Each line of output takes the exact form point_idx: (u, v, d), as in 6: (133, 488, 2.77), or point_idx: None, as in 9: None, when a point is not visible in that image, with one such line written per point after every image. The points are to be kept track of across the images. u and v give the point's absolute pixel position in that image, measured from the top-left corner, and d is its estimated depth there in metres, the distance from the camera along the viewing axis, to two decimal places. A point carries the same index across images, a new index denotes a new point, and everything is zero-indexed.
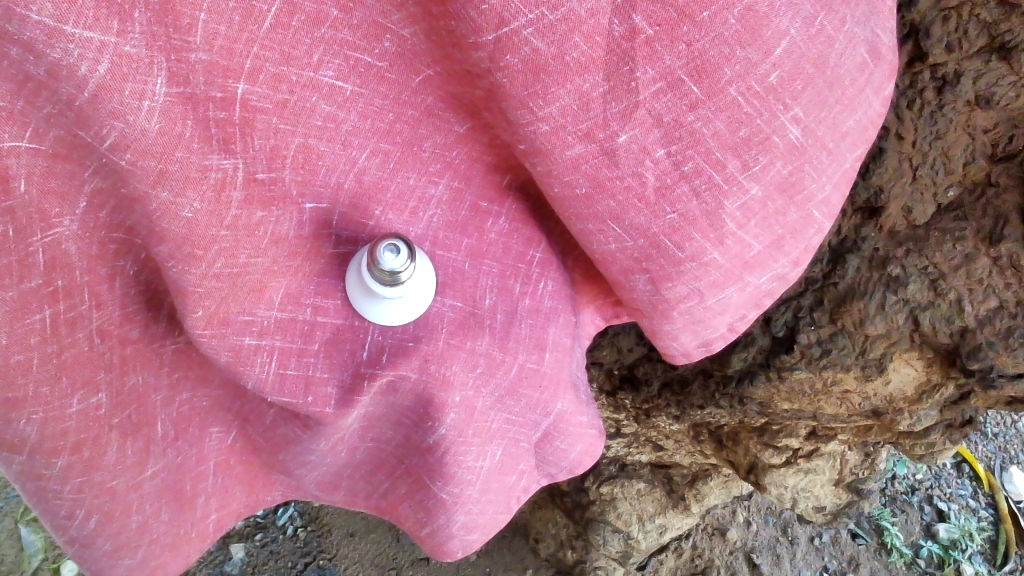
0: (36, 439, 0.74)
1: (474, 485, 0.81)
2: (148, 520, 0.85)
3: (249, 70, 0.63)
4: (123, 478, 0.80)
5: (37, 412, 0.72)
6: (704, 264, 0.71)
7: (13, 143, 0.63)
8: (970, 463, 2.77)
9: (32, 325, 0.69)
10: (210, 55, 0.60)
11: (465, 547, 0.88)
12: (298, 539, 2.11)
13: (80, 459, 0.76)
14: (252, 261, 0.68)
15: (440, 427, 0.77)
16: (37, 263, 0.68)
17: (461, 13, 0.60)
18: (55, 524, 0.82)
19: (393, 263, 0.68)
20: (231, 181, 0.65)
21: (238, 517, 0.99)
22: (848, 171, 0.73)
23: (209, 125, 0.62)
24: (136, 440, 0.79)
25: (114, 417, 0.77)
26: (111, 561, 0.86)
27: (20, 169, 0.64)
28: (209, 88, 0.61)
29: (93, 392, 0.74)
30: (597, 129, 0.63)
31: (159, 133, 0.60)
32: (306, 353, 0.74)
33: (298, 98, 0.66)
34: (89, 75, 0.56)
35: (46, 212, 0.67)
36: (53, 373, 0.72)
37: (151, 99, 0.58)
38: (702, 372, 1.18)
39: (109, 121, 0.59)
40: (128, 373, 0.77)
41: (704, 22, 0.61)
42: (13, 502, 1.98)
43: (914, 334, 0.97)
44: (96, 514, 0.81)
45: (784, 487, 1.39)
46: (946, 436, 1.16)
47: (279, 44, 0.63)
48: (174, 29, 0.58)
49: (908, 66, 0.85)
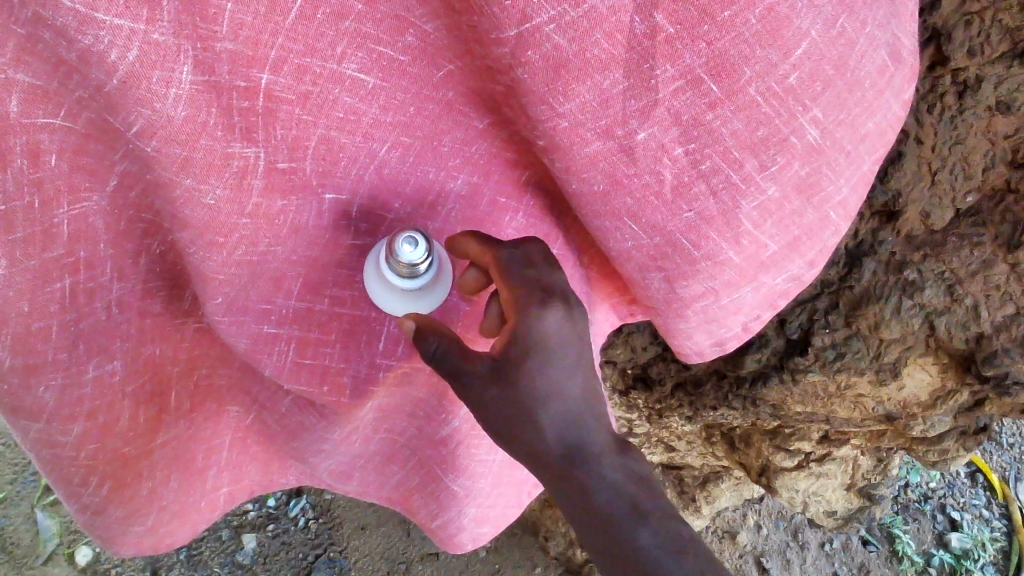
0: (54, 406, 0.76)
1: (486, 477, 0.87)
2: (157, 487, 0.87)
3: (274, 61, 0.63)
4: (135, 445, 0.83)
5: (56, 378, 0.74)
6: (719, 264, 0.71)
7: (47, 120, 0.64)
8: (984, 474, 2.75)
9: (52, 293, 0.70)
10: (236, 45, 0.61)
11: (475, 539, 0.93)
12: (309, 531, 2.07)
13: (96, 425, 0.79)
14: (272, 250, 0.70)
15: (452, 420, 0.83)
16: (61, 234, 0.68)
17: (483, 9, 0.60)
18: (68, 492, 0.84)
19: (411, 252, 0.68)
20: (252, 170, 0.66)
21: (251, 495, 1.00)
22: (866, 173, 0.73)
23: (232, 113, 0.63)
24: (149, 408, 0.82)
25: (128, 384, 0.79)
26: (122, 528, 0.89)
27: (52, 144, 0.65)
28: (233, 77, 0.62)
29: (108, 360, 0.76)
30: (616, 125, 0.64)
31: (184, 121, 0.62)
32: (323, 343, 0.76)
33: (321, 90, 0.65)
34: (119, 62, 0.58)
35: (76, 186, 0.67)
36: (71, 341, 0.73)
37: (177, 87, 0.60)
38: (716, 373, 1.19)
39: (137, 107, 0.60)
40: (145, 344, 0.78)
41: (726, 21, 0.61)
42: (29, 487, 1.88)
43: (929, 339, 0.98)
44: (109, 480, 0.84)
45: (795, 490, 1.41)
46: (959, 444, 1.16)
47: (304, 35, 0.63)
48: (200, 19, 0.59)
49: (929, 70, 0.84)
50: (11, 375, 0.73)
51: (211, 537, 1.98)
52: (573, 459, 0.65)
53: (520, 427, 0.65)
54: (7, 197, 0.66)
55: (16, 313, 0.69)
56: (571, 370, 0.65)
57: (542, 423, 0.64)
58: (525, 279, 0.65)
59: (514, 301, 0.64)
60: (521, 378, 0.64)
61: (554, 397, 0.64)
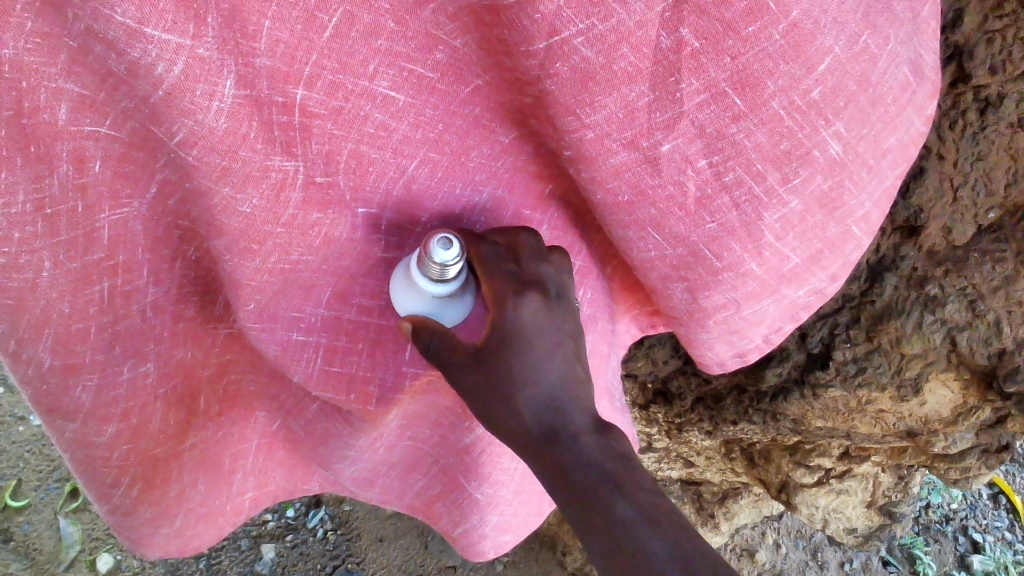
0: (90, 405, 0.78)
1: (508, 485, 0.90)
2: (185, 489, 0.90)
3: (308, 77, 0.63)
4: (165, 446, 0.85)
5: (92, 379, 0.76)
6: (741, 274, 0.73)
7: (93, 129, 0.65)
8: (1007, 495, 2.74)
9: (91, 295, 0.72)
10: (273, 61, 0.62)
11: (496, 547, 0.95)
12: (327, 542, 2.08)
13: (128, 426, 0.81)
14: (303, 259, 0.72)
15: (475, 429, 0.86)
16: (101, 238, 0.70)
17: (513, 23, 0.61)
18: (100, 493, 0.87)
19: (445, 254, 0.65)
20: (290, 183, 0.67)
21: (277, 500, 1.03)
22: (888, 188, 0.74)
23: (272, 128, 0.65)
24: (179, 411, 0.84)
25: (160, 387, 0.81)
26: (151, 529, 0.92)
27: (97, 152, 0.66)
28: (273, 92, 0.63)
29: (142, 362, 0.78)
30: (642, 137, 0.66)
31: (225, 132, 0.63)
32: (351, 350, 0.79)
33: (353, 106, 0.66)
34: (165, 74, 0.59)
35: (117, 192, 0.69)
36: (107, 342, 0.75)
37: (218, 100, 0.61)
38: (736, 388, 1.19)
39: (180, 117, 0.62)
40: (176, 347, 0.80)
41: (750, 36, 0.62)
42: (52, 493, 1.84)
43: (951, 355, 1.00)
44: (140, 480, 0.87)
45: (815, 507, 1.42)
46: (981, 461, 1.18)
47: (338, 53, 0.63)
48: (240, 35, 0.60)
49: (951, 86, 0.85)
50: (50, 375, 0.75)
51: (231, 548, 1.97)
52: (553, 437, 0.65)
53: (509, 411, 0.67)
54: (52, 201, 0.67)
55: (58, 314, 0.72)
56: (549, 360, 0.67)
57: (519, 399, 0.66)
58: (505, 274, 0.68)
59: (492, 295, 0.68)
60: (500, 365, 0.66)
61: (534, 376, 0.66)
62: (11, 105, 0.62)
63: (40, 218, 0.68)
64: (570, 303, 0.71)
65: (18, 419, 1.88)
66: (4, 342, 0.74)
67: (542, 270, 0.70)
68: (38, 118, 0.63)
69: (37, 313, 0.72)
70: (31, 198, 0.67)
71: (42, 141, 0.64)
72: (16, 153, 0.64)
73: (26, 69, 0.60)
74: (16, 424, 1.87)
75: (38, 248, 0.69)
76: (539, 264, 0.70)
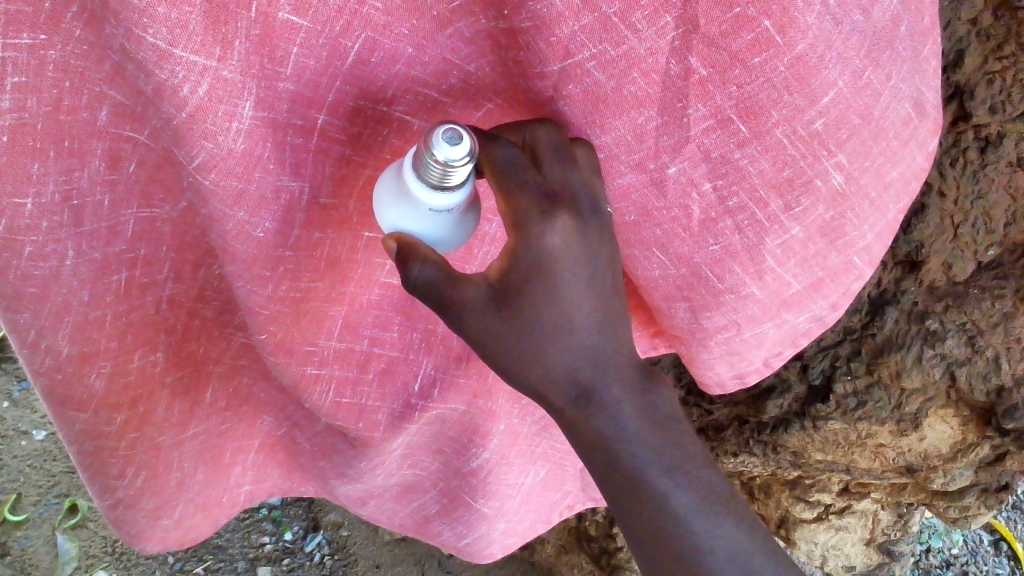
0: (102, 395, 0.80)
1: (514, 498, 1.03)
2: (185, 478, 0.92)
3: (330, 104, 0.65)
4: (169, 434, 0.87)
5: (106, 366, 0.78)
6: (743, 297, 0.75)
7: (132, 134, 0.68)
8: (1008, 543, 2.70)
9: (110, 284, 0.74)
10: (297, 86, 0.63)
11: (504, 549, 1.09)
12: (325, 567, 2.05)
13: (137, 414, 0.83)
14: (314, 286, 0.73)
15: (483, 452, 0.96)
16: (124, 232, 0.72)
17: (529, 44, 0.62)
18: (103, 488, 0.88)
19: (450, 151, 0.53)
20: (296, 203, 0.68)
21: (270, 498, 1.07)
22: (891, 222, 0.76)
23: (285, 149, 0.65)
24: (184, 400, 0.86)
25: (168, 375, 0.83)
26: (150, 522, 0.94)
27: (133, 154, 0.69)
28: (291, 115, 0.64)
29: (152, 351, 0.81)
30: (648, 160, 0.68)
31: (242, 153, 0.62)
32: (359, 379, 0.83)
33: (370, 132, 0.68)
34: (190, 96, 0.58)
35: (150, 194, 0.72)
36: (121, 329, 0.77)
37: (238, 121, 0.60)
38: (738, 419, 1.21)
39: (201, 141, 0.60)
40: (188, 342, 0.83)
41: (756, 66, 0.63)
42: (52, 509, 1.78)
43: (950, 391, 1.02)
44: (144, 470, 0.87)
45: (814, 543, 1.42)
46: (981, 500, 1.19)
47: (358, 80, 0.64)
48: (268, 60, 0.60)
49: (952, 125, 0.88)
50: (65, 365, 0.77)
51: (227, 570, 1.96)
52: None
53: (524, 383, 0.64)
54: (79, 193, 0.69)
55: (77, 303, 0.73)
56: (583, 288, 0.61)
57: (550, 359, 0.61)
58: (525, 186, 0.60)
59: (513, 214, 0.59)
60: (532, 298, 0.60)
61: (561, 325, 0.61)
62: (51, 101, 0.64)
63: (67, 209, 0.69)
64: (606, 215, 0.63)
65: (21, 432, 1.81)
66: (22, 331, 0.74)
67: (570, 176, 0.62)
68: (76, 116, 0.65)
69: (59, 302, 0.72)
70: (60, 189, 0.68)
71: (77, 138, 0.66)
72: (49, 147, 0.65)
73: (71, 70, 0.63)
74: (19, 438, 1.80)
75: (63, 237, 0.70)
76: (566, 166, 0.62)
